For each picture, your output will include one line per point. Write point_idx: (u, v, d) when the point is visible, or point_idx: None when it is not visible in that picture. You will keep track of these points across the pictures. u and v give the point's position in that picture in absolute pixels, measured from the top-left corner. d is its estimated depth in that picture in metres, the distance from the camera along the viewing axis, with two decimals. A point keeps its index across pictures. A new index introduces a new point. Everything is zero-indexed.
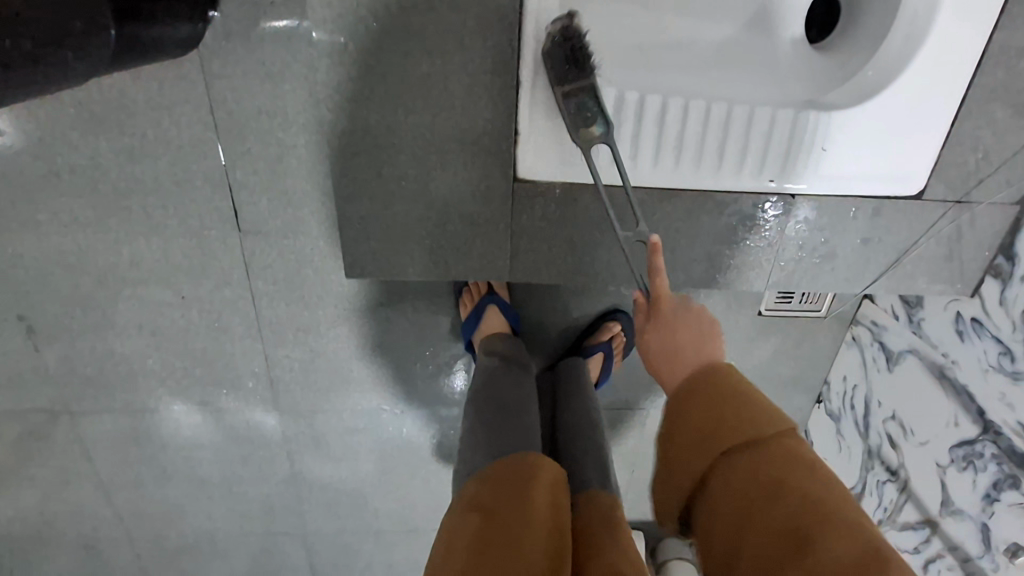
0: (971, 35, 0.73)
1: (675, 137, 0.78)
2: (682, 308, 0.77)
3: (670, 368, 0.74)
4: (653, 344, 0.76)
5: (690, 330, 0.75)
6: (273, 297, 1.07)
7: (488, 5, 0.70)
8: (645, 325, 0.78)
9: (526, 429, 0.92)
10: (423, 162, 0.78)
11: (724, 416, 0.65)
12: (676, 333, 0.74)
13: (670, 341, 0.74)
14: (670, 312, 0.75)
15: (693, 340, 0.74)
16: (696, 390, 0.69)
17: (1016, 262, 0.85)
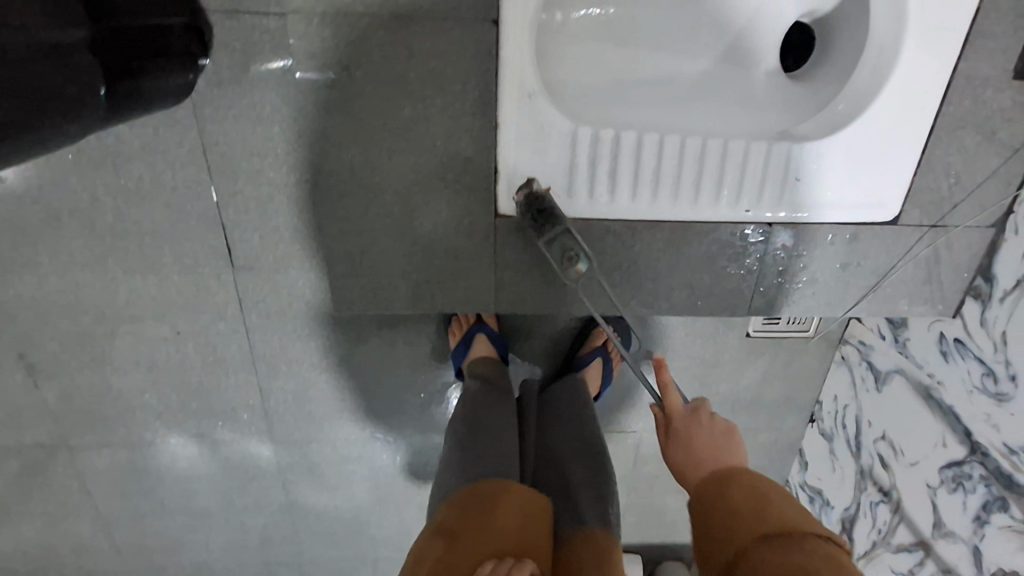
0: (938, 67, 0.75)
1: (652, 171, 0.80)
2: (691, 422, 0.90)
3: (693, 467, 0.85)
4: (678, 455, 0.88)
5: (709, 439, 0.86)
6: (267, 330, 1.09)
7: (465, 50, 0.72)
8: (665, 437, 0.91)
9: (510, 455, 0.92)
10: (408, 200, 0.80)
11: (747, 512, 0.74)
12: (698, 441, 0.87)
13: (702, 446, 0.86)
14: (682, 422, 0.90)
15: (714, 445, 0.86)
16: (728, 482, 0.79)
17: (994, 283, 0.86)
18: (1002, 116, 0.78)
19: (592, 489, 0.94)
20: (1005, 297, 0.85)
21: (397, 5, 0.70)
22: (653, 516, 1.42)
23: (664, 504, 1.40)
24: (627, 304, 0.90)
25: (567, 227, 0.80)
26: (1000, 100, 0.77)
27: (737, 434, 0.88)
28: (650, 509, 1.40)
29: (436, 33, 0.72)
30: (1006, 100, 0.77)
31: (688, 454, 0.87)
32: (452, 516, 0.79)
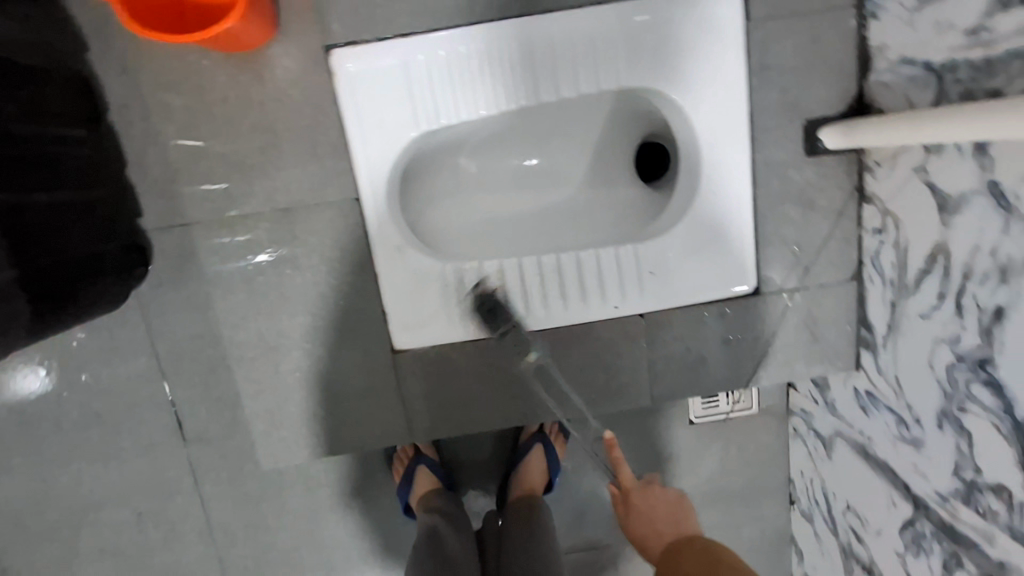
0: (737, 161, 0.88)
1: (519, 289, 0.91)
2: (644, 491, 0.88)
3: (649, 537, 0.85)
4: (636, 524, 0.87)
5: (665, 509, 0.87)
6: (222, 496, 1.14)
7: (338, 224, 0.87)
8: (625, 513, 0.88)
9: None
10: (313, 352, 0.91)
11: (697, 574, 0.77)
12: (655, 512, 0.87)
13: (653, 512, 0.87)
14: (641, 498, 0.87)
15: (670, 512, 0.87)
16: (681, 552, 0.81)
17: (874, 331, 0.90)
18: (813, 186, 0.89)
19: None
20: (886, 342, 0.88)
21: (276, 200, 0.86)
22: None
23: None
24: (536, 412, 0.95)
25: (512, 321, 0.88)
26: (803, 176, 0.89)
27: (685, 503, 0.89)
28: None
29: (310, 214, 0.86)
30: (810, 174, 0.89)
31: (644, 521, 0.86)
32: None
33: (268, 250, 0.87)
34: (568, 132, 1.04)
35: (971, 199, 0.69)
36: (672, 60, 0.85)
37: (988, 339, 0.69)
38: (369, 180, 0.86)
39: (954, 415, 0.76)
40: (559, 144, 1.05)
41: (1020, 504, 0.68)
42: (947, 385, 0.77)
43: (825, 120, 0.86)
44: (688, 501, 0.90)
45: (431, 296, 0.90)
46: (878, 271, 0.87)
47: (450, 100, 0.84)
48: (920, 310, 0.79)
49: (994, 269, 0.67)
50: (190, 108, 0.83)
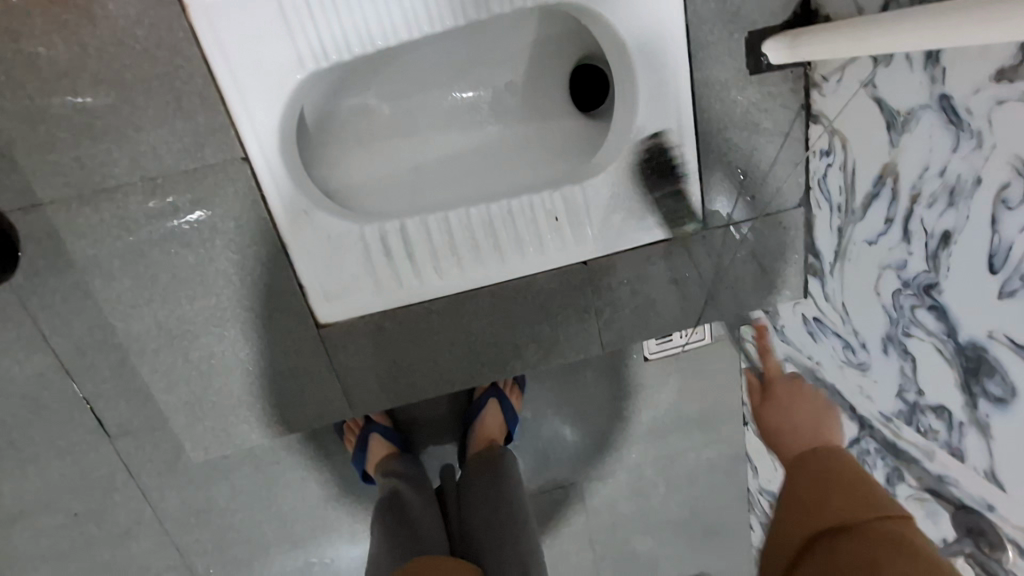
0: (674, 86, 0.80)
1: (447, 246, 0.82)
2: (795, 393, 0.87)
3: (790, 441, 0.79)
4: (772, 415, 0.84)
5: (811, 410, 0.82)
6: (164, 486, 1.08)
7: (229, 192, 0.75)
8: (761, 405, 0.88)
9: (430, 539, 0.91)
10: (225, 336, 0.82)
11: (830, 492, 0.67)
12: (799, 411, 0.82)
13: (791, 429, 0.80)
14: (785, 392, 0.87)
15: (814, 419, 0.80)
16: (807, 459, 0.73)
17: (822, 257, 0.87)
18: (757, 108, 0.82)
19: (526, 542, 0.89)
20: (833, 270, 0.85)
21: (147, 169, 0.73)
22: (627, 565, 1.33)
23: (634, 548, 1.32)
24: (481, 372, 0.90)
25: (676, 186, 0.84)
26: (748, 97, 0.81)
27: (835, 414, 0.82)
28: (621, 560, 1.32)
29: (194, 182, 0.74)
30: (753, 94, 0.81)
31: (781, 419, 0.82)
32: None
33: (180, 217, 0.75)
34: (489, 59, 0.92)
35: (920, 116, 0.64)
36: None
37: (934, 263, 0.66)
38: (254, 133, 0.74)
39: (898, 340, 0.74)
40: (482, 75, 0.93)
41: (960, 423, 0.68)
42: (893, 311, 0.74)
43: (768, 31, 0.77)
44: (834, 416, 0.81)
45: (349, 263, 0.81)
46: (825, 195, 0.83)
47: (334, 31, 0.72)
48: (868, 237, 0.76)
49: (942, 190, 0.63)
50: (12, 62, 0.67)
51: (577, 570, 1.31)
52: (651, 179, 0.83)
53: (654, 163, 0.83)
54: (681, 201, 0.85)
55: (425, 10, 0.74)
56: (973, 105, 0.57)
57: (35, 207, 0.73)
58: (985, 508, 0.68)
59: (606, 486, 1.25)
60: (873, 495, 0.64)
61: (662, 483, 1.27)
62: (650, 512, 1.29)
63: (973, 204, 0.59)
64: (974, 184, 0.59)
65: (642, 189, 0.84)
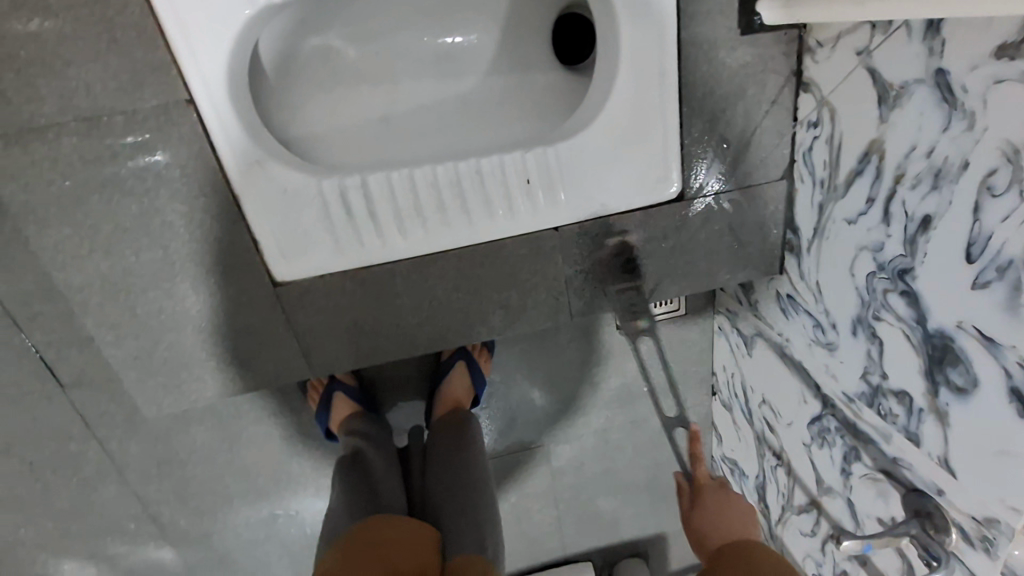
0: (660, 43, 0.74)
1: (412, 204, 0.77)
2: (721, 497, 0.85)
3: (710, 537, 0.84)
4: (702, 528, 0.85)
5: (738, 517, 0.84)
6: (123, 438, 1.06)
7: (175, 136, 0.70)
8: (692, 508, 0.87)
9: (389, 501, 0.91)
10: (175, 292, 0.78)
11: (744, 565, 0.77)
12: (725, 524, 0.83)
13: (716, 534, 0.84)
14: (713, 500, 0.85)
15: (737, 524, 0.83)
16: (731, 557, 0.79)
17: (800, 234, 0.84)
18: (746, 72, 0.77)
19: (484, 507, 0.90)
20: (810, 247, 0.83)
21: (79, 107, 0.66)
22: (589, 524, 1.37)
23: (597, 508, 1.35)
24: (447, 336, 0.88)
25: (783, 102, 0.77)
26: (736, 60, 0.76)
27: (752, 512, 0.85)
28: (583, 519, 1.36)
29: (133, 124, 0.68)
30: (744, 56, 0.76)
31: (715, 521, 0.84)
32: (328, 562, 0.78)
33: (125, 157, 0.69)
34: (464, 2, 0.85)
35: (913, 91, 0.60)
36: None
37: (911, 248, 0.64)
38: (199, 71, 0.67)
39: (868, 323, 0.73)
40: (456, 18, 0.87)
41: (919, 409, 0.67)
42: (865, 293, 0.73)
43: None
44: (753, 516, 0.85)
45: (306, 219, 0.76)
46: (809, 170, 0.79)
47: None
48: (847, 216, 0.73)
49: (927, 172, 0.60)
50: None
51: (540, 527, 1.34)
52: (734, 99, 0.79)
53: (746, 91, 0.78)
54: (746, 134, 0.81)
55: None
56: (970, 83, 0.54)
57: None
58: (934, 492, 0.68)
59: (572, 448, 1.26)
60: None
61: (627, 448, 1.29)
62: (615, 475, 1.32)
63: (957, 189, 0.57)
64: (961, 168, 0.56)
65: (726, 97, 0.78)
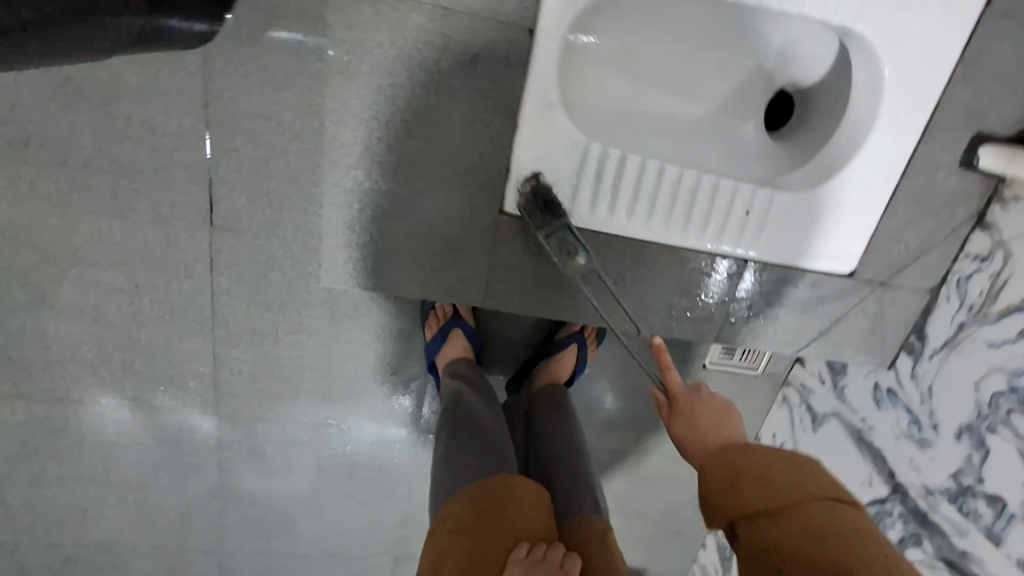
0: (901, 145, 0.85)
1: (649, 194, 0.86)
2: (695, 396, 0.86)
3: (695, 445, 0.83)
4: (678, 429, 0.85)
5: (711, 416, 0.84)
6: (235, 296, 1.05)
7: (500, 52, 0.75)
8: (670, 418, 0.87)
9: (503, 453, 0.96)
10: (415, 185, 0.82)
11: (743, 489, 0.72)
12: (701, 415, 0.84)
13: (699, 438, 0.83)
14: (687, 402, 0.86)
15: (719, 421, 0.84)
16: (737, 453, 0.76)
17: (927, 341, 0.97)
18: (950, 197, 0.90)
19: (587, 473, 1.01)
20: (935, 354, 0.95)
21: None
22: None
23: None
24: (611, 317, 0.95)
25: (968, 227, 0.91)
26: (947, 184, 0.89)
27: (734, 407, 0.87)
28: None
29: (473, 29, 0.74)
30: (954, 184, 0.89)
31: (691, 424, 0.84)
32: (458, 504, 0.86)
33: (454, 51, 0.75)
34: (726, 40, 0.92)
35: None
36: (902, 8, 0.77)
37: None
38: (554, 14, 0.74)
39: (979, 432, 0.86)
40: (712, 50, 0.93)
41: (1011, 514, 0.81)
42: (986, 407, 0.86)
43: (994, 137, 0.85)
44: (738, 412, 0.87)
45: (562, 170, 0.83)
46: (961, 293, 0.92)
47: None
48: (992, 339, 0.86)
49: None
50: None
51: None
52: (932, 215, 0.91)
53: (942, 212, 0.91)
54: (924, 246, 0.93)
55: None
56: None
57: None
58: None
59: (612, 459, 1.34)
60: (808, 488, 0.69)
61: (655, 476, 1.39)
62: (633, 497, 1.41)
63: None
64: None
65: (924, 211, 0.90)
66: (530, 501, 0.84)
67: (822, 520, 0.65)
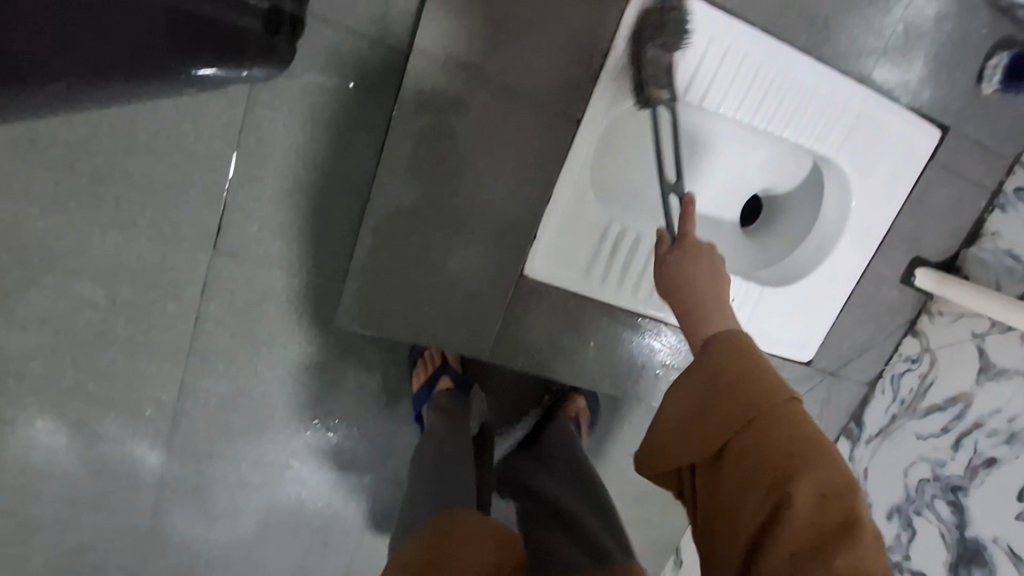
0: (858, 260, 1.01)
1: (654, 275, 0.97)
2: (699, 246, 0.72)
3: (688, 318, 0.71)
4: (678, 271, 0.72)
5: (707, 264, 0.71)
6: (221, 323, 1.01)
7: (549, 133, 0.84)
8: (672, 253, 0.73)
9: (464, 481, 0.91)
10: (447, 240, 0.86)
11: (717, 402, 0.60)
12: (696, 266, 0.71)
13: (692, 297, 0.70)
14: (693, 247, 0.72)
15: (710, 271, 0.70)
16: (713, 347, 0.64)
17: (864, 428, 1.10)
18: (891, 307, 1.06)
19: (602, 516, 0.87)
20: (870, 440, 1.08)
21: (498, 75, 0.80)
22: None
23: None
24: (602, 384, 0.99)
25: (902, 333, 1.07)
26: (889, 296, 1.05)
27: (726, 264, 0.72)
28: None
29: (527, 111, 0.82)
30: (896, 296, 1.06)
31: (682, 266, 0.71)
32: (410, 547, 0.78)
33: (507, 125, 0.82)
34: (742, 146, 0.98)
35: (1012, 376, 0.92)
36: (870, 151, 0.94)
37: (971, 474, 0.93)
38: (600, 110, 0.84)
39: (907, 513, 1.00)
40: (728, 154, 0.99)
41: None
42: (913, 491, 1.00)
43: (926, 261, 1.04)
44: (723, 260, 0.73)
45: (587, 246, 0.92)
46: (894, 388, 1.07)
47: (688, 76, 0.84)
48: (920, 432, 1.01)
49: (1005, 430, 0.91)
50: None
51: None
52: (877, 319, 1.06)
53: (885, 318, 1.07)
54: (870, 345, 1.07)
55: (749, 104, 0.88)
56: None
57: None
58: None
59: None
60: (761, 392, 0.59)
61: None
62: None
63: None
64: None
65: (870, 315, 1.06)
66: (485, 541, 0.76)
67: (774, 448, 0.55)
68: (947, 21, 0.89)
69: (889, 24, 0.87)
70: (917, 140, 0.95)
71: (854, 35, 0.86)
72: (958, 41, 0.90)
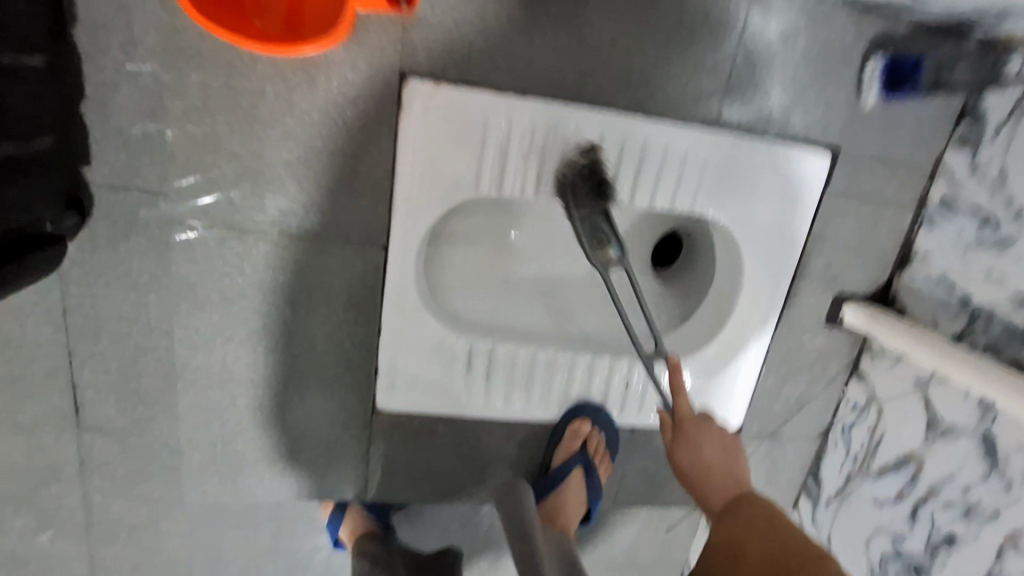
0: (766, 316, 0.87)
1: (525, 378, 0.85)
2: (703, 423, 0.71)
3: (712, 495, 0.68)
4: (683, 460, 0.70)
5: (719, 440, 0.70)
6: (108, 494, 0.96)
7: (353, 269, 0.75)
8: (671, 445, 0.72)
9: None
10: (283, 393, 0.81)
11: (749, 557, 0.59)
12: (709, 451, 0.69)
13: (705, 471, 0.69)
14: (694, 429, 0.70)
15: (725, 454, 0.70)
16: (735, 511, 0.64)
17: (822, 487, 0.97)
18: (820, 353, 0.92)
19: None
20: (829, 503, 0.95)
21: (281, 222, 0.72)
22: None
23: None
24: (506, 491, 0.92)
25: (850, 371, 0.93)
26: (815, 343, 0.91)
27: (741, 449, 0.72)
28: None
29: (322, 250, 0.74)
30: (823, 341, 0.91)
31: (696, 465, 0.69)
32: None
33: (306, 268, 0.74)
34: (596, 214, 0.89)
35: (961, 435, 0.77)
36: (745, 198, 0.80)
37: (931, 552, 0.79)
38: (402, 228, 0.74)
39: None
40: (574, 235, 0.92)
41: None
42: (876, 568, 0.86)
43: (852, 295, 0.89)
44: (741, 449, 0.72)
45: (432, 369, 0.82)
46: (846, 442, 0.93)
47: (495, 170, 0.72)
48: (875, 497, 0.87)
49: (960, 502, 0.76)
50: (216, 93, 0.66)
51: None
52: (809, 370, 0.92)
53: (818, 367, 0.92)
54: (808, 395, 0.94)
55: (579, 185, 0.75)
56: (1013, 457, 0.71)
57: (130, 189, 0.70)
58: None
59: None
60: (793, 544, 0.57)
61: None
62: None
63: (985, 529, 0.73)
64: (991, 516, 0.73)
65: (798, 368, 0.92)
66: None
67: None
68: (798, 38, 0.74)
69: (724, 59, 0.73)
70: (797, 171, 0.79)
71: (682, 84, 0.73)
72: (819, 55, 0.75)
